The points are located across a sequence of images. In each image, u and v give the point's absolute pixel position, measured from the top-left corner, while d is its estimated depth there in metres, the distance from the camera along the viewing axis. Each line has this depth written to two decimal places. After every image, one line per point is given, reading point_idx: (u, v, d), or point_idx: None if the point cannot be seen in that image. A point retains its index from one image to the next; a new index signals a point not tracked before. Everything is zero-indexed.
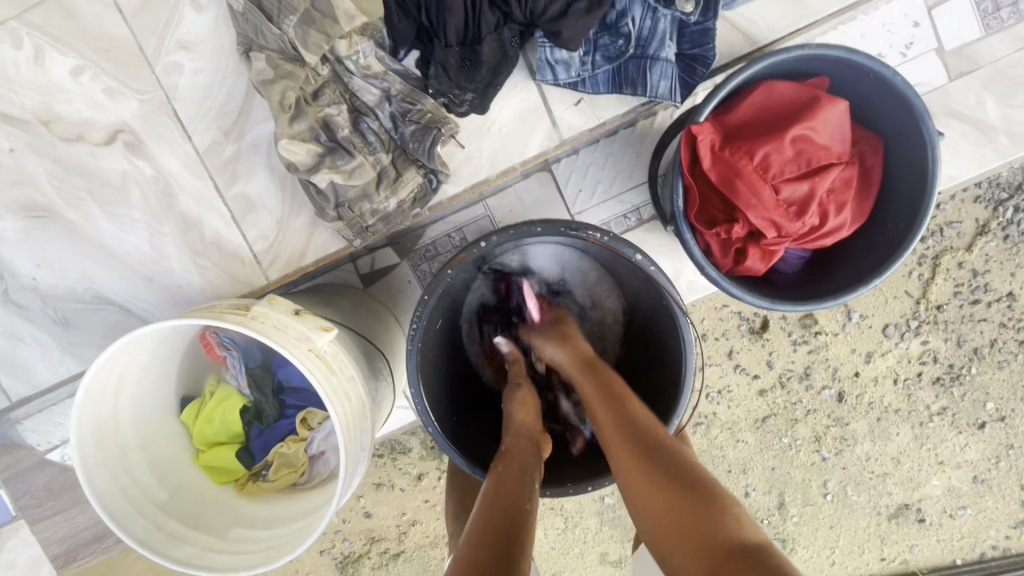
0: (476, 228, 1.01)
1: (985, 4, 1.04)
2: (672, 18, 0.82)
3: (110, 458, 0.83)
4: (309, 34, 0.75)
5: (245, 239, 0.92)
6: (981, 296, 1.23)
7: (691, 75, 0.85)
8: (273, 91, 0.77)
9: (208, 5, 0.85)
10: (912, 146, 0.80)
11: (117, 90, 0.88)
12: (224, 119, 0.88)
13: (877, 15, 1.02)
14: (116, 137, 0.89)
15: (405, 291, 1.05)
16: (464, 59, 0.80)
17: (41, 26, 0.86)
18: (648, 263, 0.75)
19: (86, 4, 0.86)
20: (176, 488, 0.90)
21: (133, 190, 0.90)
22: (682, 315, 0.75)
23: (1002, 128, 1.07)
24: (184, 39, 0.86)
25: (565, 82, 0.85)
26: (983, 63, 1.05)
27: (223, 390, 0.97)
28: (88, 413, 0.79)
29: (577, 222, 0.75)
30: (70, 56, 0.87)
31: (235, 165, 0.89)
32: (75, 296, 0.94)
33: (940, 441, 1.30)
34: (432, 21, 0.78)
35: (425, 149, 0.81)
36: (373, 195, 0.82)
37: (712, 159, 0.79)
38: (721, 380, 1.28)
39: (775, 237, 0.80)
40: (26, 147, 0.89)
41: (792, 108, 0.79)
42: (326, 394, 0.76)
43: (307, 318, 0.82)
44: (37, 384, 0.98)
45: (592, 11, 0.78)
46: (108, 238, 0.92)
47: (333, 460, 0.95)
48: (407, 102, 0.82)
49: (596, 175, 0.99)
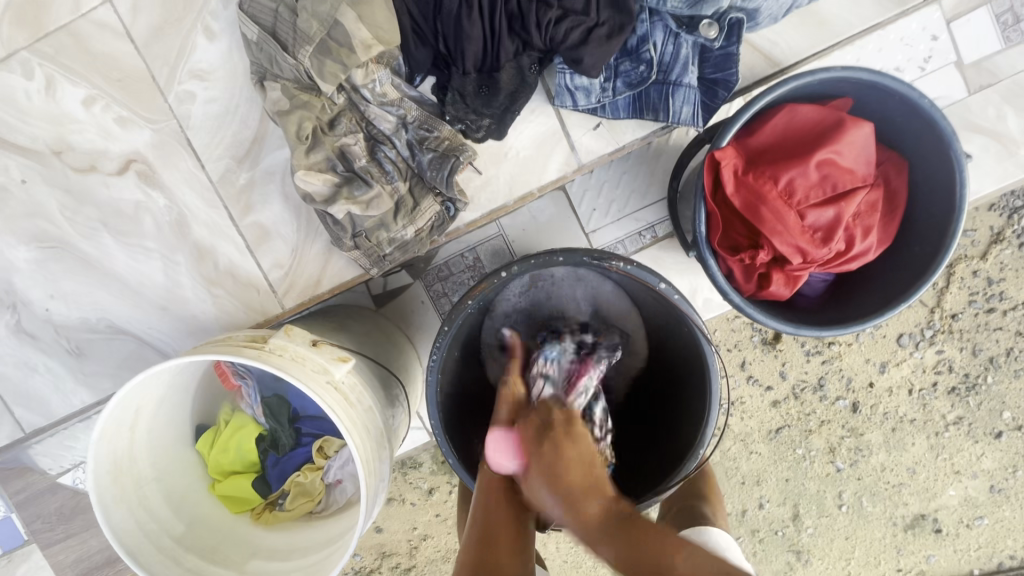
0: (490, 248, 1.00)
1: (1004, 17, 1.03)
2: (694, 43, 0.81)
3: (127, 493, 0.82)
4: (326, 64, 0.74)
5: (260, 268, 0.90)
6: (996, 304, 1.22)
7: (712, 99, 0.83)
8: (290, 122, 0.76)
9: (221, 33, 0.84)
10: (940, 169, 0.79)
11: (130, 120, 0.87)
12: (237, 148, 0.87)
13: (896, 29, 1.00)
14: (129, 167, 0.88)
15: (420, 313, 1.04)
16: (482, 86, 0.79)
17: (52, 57, 0.85)
18: (672, 292, 0.74)
19: (98, 33, 0.85)
20: (192, 520, 0.89)
21: (146, 221, 0.89)
22: (707, 344, 0.73)
23: (1022, 141, 1.05)
24: (197, 68, 0.85)
25: (584, 108, 0.84)
26: (1003, 76, 1.04)
27: (239, 419, 0.97)
28: (104, 448, 0.78)
29: (600, 251, 0.74)
30: (82, 86, 0.86)
31: (249, 194, 0.88)
32: (88, 326, 0.93)
33: (955, 451, 1.28)
34: (450, 48, 0.76)
35: (444, 177, 0.80)
36: (391, 224, 0.81)
37: (735, 184, 0.78)
38: (734, 392, 1.26)
39: (801, 263, 0.78)
40: (37, 177, 0.88)
41: (816, 132, 0.78)
42: (345, 428, 0.74)
43: (324, 349, 0.80)
44: (50, 415, 0.97)
45: (614, 37, 0.76)
46: (121, 266, 0.91)
47: (350, 489, 0.94)
48: (423, 129, 0.81)
49: (610, 194, 0.98)
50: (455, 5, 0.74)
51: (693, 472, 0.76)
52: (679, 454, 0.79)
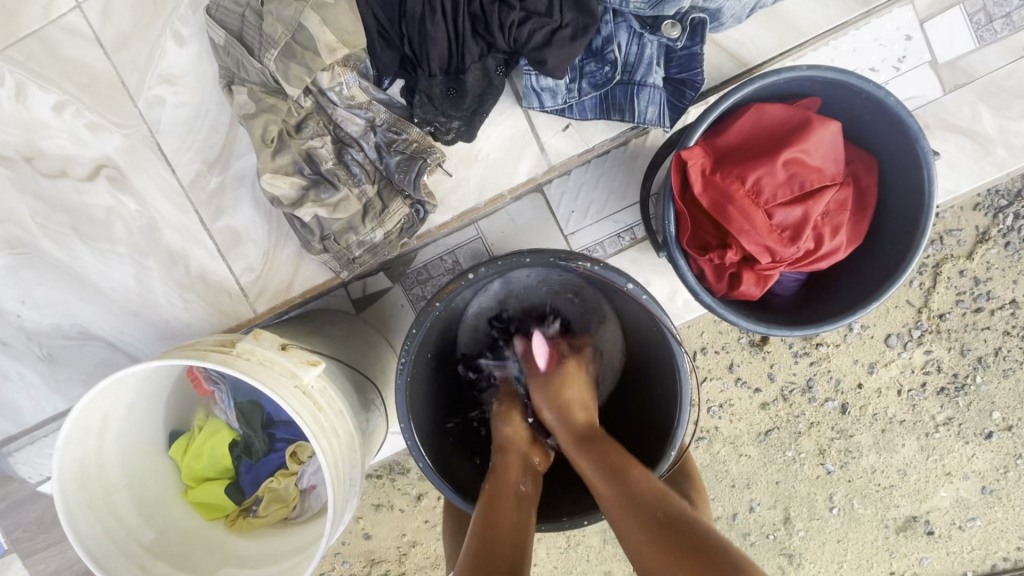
0: (469, 251, 1.00)
1: (977, 16, 1.03)
2: (658, 44, 0.81)
3: (95, 499, 0.81)
4: (290, 68, 0.74)
5: (231, 272, 0.90)
6: (984, 303, 1.21)
7: (680, 99, 0.83)
8: (256, 125, 0.76)
9: (190, 38, 0.84)
10: (907, 166, 0.79)
11: (100, 125, 0.87)
12: (208, 152, 0.87)
13: (869, 29, 1.00)
14: (99, 172, 0.88)
15: (398, 315, 1.03)
16: (449, 88, 0.79)
17: (22, 63, 0.85)
18: (640, 292, 0.73)
19: (67, 39, 0.85)
20: (163, 527, 0.88)
21: (117, 225, 0.89)
22: (676, 345, 0.73)
23: (999, 140, 1.05)
24: (167, 73, 0.85)
25: (551, 109, 0.84)
26: (978, 76, 1.04)
27: (212, 425, 0.97)
28: (71, 455, 0.77)
29: (566, 252, 0.73)
30: (52, 92, 0.86)
31: (220, 198, 0.88)
32: (61, 332, 0.93)
33: (946, 452, 1.27)
34: (414, 51, 0.76)
35: (411, 179, 0.80)
36: (359, 227, 0.81)
37: (703, 184, 0.78)
38: (722, 394, 1.26)
39: (770, 263, 0.78)
40: (9, 183, 0.88)
41: (783, 131, 0.78)
42: (311, 432, 0.74)
43: (292, 353, 0.80)
44: (23, 422, 0.97)
45: (578, 38, 0.77)
46: (94, 272, 0.91)
47: (324, 495, 0.93)
48: (392, 132, 0.81)
49: (588, 196, 0.97)
50: (419, 7, 0.75)
51: (666, 474, 0.76)
52: (651, 455, 0.79)
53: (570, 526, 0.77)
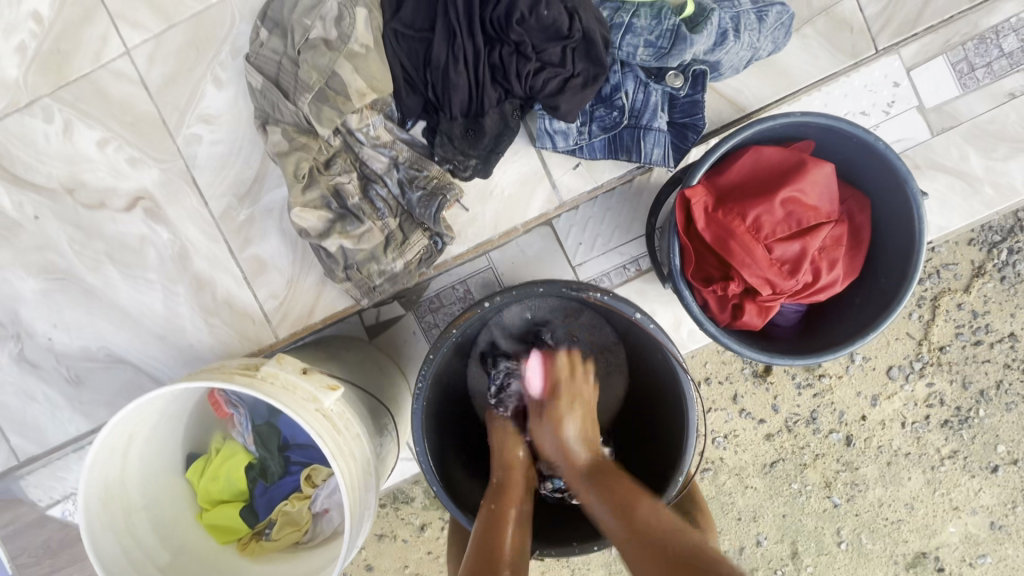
0: (480, 281, 1.04)
1: (961, 65, 1.10)
2: (663, 91, 0.88)
3: (115, 520, 0.83)
4: (323, 110, 0.81)
5: (255, 298, 0.94)
6: (983, 337, 1.24)
7: (683, 141, 0.89)
8: (288, 162, 0.82)
9: (228, 81, 0.91)
10: (898, 205, 0.83)
11: (139, 159, 0.93)
12: (239, 185, 0.93)
13: (858, 77, 1.07)
14: (136, 204, 0.93)
15: (410, 343, 1.07)
16: (468, 129, 0.84)
17: (71, 102, 0.92)
18: (647, 321, 0.78)
19: (115, 81, 0.92)
20: (178, 549, 0.90)
21: (150, 253, 0.94)
22: (683, 372, 0.76)
23: (986, 179, 1.11)
24: (205, 113, 0.92)
25: (563, 150, 0.90)
26: (963, 119, 1.10)
27: (229, 447, 0.99)
28: (97, 476, 0.79)
29: (577, 282, 0.77)
30: (97, 129, 0.92)
31: (248, 229, 0.93)
32: (88, 354, 0.96)
33: (953, 486, 1.28)
34: (438, 95, 0.82)
35: (431, 214, 0.85)
36: (381, 256, 0.85)
37: (705, 221, 0.83)
38: (727, 425, 1.28)
39: (770, 295, 0.82)
40: (50, 213, 0.93)
41: (780, 172, 0.83)
42: (332, 455, 0.76)
43: (315, 377, 0.83)
44: (46, 443, 0.99)
45: (588, 86, 0.83)
46: (124, 297, 0.95)
47: (337, 518, 0.95)
48: (413, 169, 0.87)
49: (595, 229, 1.02)
50: (443, 58, 0.81)
51: (674, 499, 0.78)
52: (660, 483, 0.81)
53: (580, 552, 0.77)
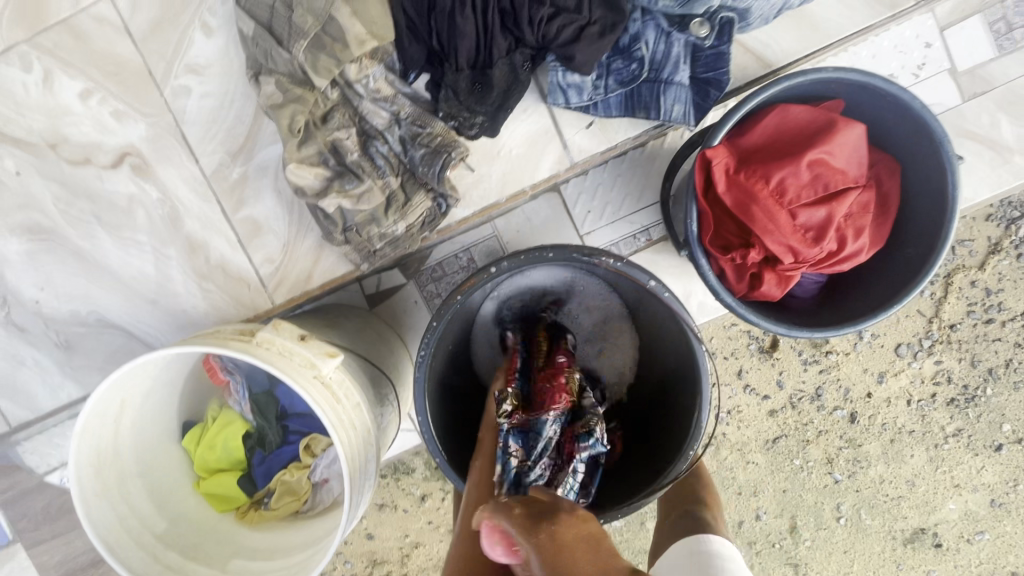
0: (485, 249, 0.99)
1: (997, 25, 1.03)
2: (687, 42, 0.81)
3: (109, 487, 0.81)
4: (320, 59, 0.74)
5: (251, 262, 0.90)
6: (994, 315, 1.21)
7: (704, 99, 0.83)
8: (283, 115, 0.76)
9: (218, 29, 0.85)
10: (930, 168, 0.79)
11: (125, 113, 0.87)
12: (231, 143, 0.87)
13: (888, 36, 1.01)
14: (123, 160, 0.88)
15: (411, 312, 1.03)
16: (476, 82, 0.79)
17: (51, 50, 0.86)
18: (662, 289, 0.74)
19: (96, 28, 0.86)
20: (175, 517, 0.88)
21: (139, 214, 0.89)
22: (697, 342, 0.73)
23: (1017, 149, 1.05)
24: (194, 63, 0.86)
25: (576, 106, 0.84)
26: (997, 84, 1.04)
27: (226, 416, 0.96)
28: (87, 443, 0.77)
29: (589, 248, 0.73)
30: (79, 80, 0.86)
31: (241, 189, 0.88)
32: (78, 320, 0.93)
33: (955, 464, 1.26)
34: (443, 45, 0.77)
35: (435, 173, 0.80)
36: (381, 219, 0.81)
37: (726, 183, 0.78)
38: (731, 401, 1.25)
39: (792, 263, 0.78)
40: (32, 170, 0.89)
41: (807, 132, 0.78)
42: (331, 424, 0.74)
43: (312, 344, 0.79)
44: (36, 409, 0.96)
45: (606, 35, 0.77)
46: (113, 260, 0.91)
47: (337, 488, 0.92)
48: (416, 126, 0.81)
49: (605, 197, 0.97)
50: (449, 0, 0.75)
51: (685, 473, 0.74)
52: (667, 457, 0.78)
53: None
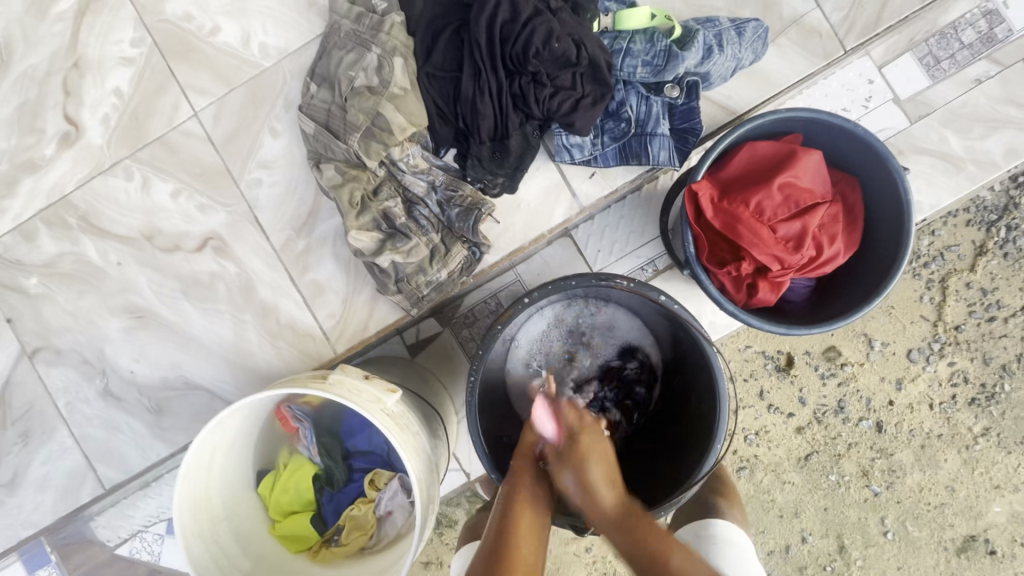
0: (509, 292, 1.13)
1: (927, 59, 1.21)
2: (663, 102, 1.00)
3: (203, 528, 0.91)
4: (371, 145, 0.93)
5: (315, 319, 1.04)
6: (995, 312, 1.31)
7: (684, 145, 1.01)
8: (343, 193, 0.94)
9: (283, 130, 1.05)
10: (885, 180, 0.93)
11: (208, 205, 1.05)
12: (296, 221, 1.04)
13: (835, 78, 1.20)
14: (207, 244, 1.05)
15: (452, 354, 1.16)
16: (495, 151, 0.97)
17: (149, 161, 1.06)
18: (671, 303, 0.86)
19: (185, 140, 1.06)
20: (257, 557, 0.97)
21: (220, 287, 1.05)
22: (708, 344, 0.85)
23: (969, 158, 1.21)
24: (264, 159, 1.05)
25: (580, 161, 1.02)
26: (937, 106, 1.21)
27: (296, 460, 1.06)
28: (188, 485, 0.88)
29: (605, 273, 0.87)
30: (171, 182, 1.06)
31: (307, 257, 1.04)
32: (167, 384, 1.06)
33: (990, 463, 1.32)
34: (468, 124, 0.95)
35: (469, 227, 0.96)
36: (427, 268, 0.96)
37: (713, 210, 0.92)
38: (757, 422, 1.33)
39: (780, 270, 0.91)
40: (132, 260, 1.06)
41: (774, 162, 0.94)
42: (400, 448, 0.85)
43: (376, 382, 0.93)
44: (128, 470, 1.08)
45: (597, 103, 0.95)
46: (198, 328, 1.06)
47: (400, 520, 1.01)
48: (449, 190, 0.98)
49: (610, 237, 1.12)
50: (471, 91, 0.93)
51: (716, 467, 0.82)
52: (694, 454, 0.87)
53: None
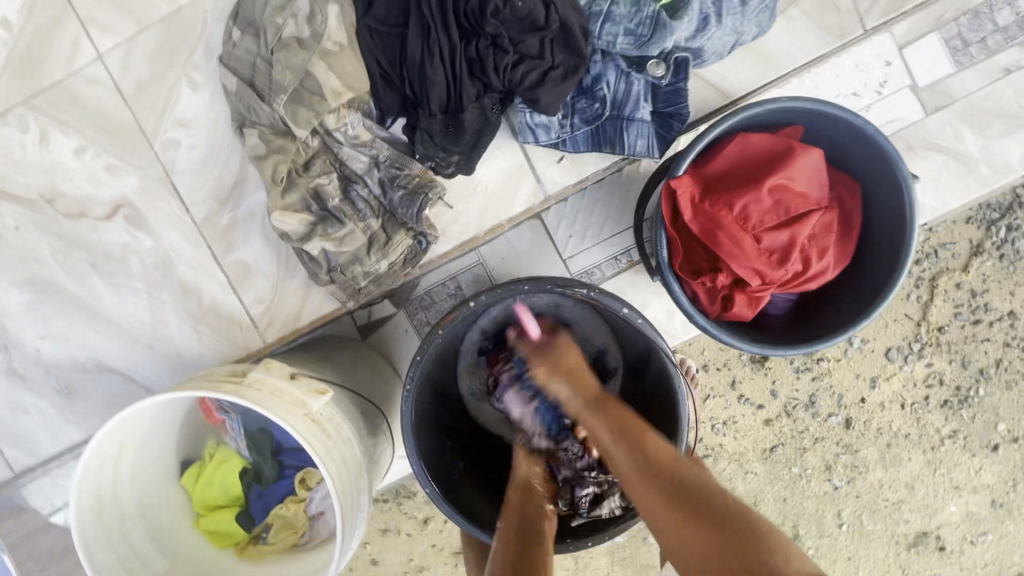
0: (471, 276, 1.02)
1: (954, 41, 1.07)
2: (645, 82, 0.85)
3: (110, 529, 0.84)
4: (299, 111, 0.79)
5: (242, 304, 0.94)
6: (982, 316, 1.23)
7: (668, 131, 0.87)
8: (266, 165, 0.81)
9: (204, 83, 0.89)
10: (889, 188, 0.82)
11: (118, 167, 0.91)
12: (220, 191, 0.91)
13: (848, 57, 1.05)
14: (117, 212, 0.92)
15: (402, 340, 1.05)
16: (448, 126, 0.83)
17: (47, 111, 0.90)
18: (635, 316, 0.77)
19: (88, 88, 0.90)
20: (175, 557, 0.90)
21: (134, 261, 0.93)
22: (675, 368, 0.76)
23: (982, 158, 1.09)
24: (182, 117, 0.90)
25: (545, 144, 0.88)
26: (958, 97, 1.08)
27: (223, 453, 0.98)
28: (87, 487, 0.79)
29: (563, 279, 0.77)
30: (73, 137, 0.91)
31: (231, 235, 0.92)
32: (78, 365, 0.96)
33: (953, 465, 1.28)
34: (416, 92, 0.81)
35: (413, 214, 0.83)
36: (364, 259, 0.84)
37: (692, 211, 0.81)
38: (726, 411, 1.27)
39: (760, 285, 0.81)
40: (31, 224, 0.92)
41: (767, 159, 0.82)
42: (321, 460, 0.76)
43: (302, 382, 0.83)
44: (39, 454, 0.99)
45: (568, 78, 0.81)
46: (110, 306, 0.94)
47: (332, 521, 0.94)
48: (395, 168, 0.85)
49: (586, 221, 1.00)
50: (419, 53, 0.79)
51: None
52: None
53: (575, 547, 0.77)
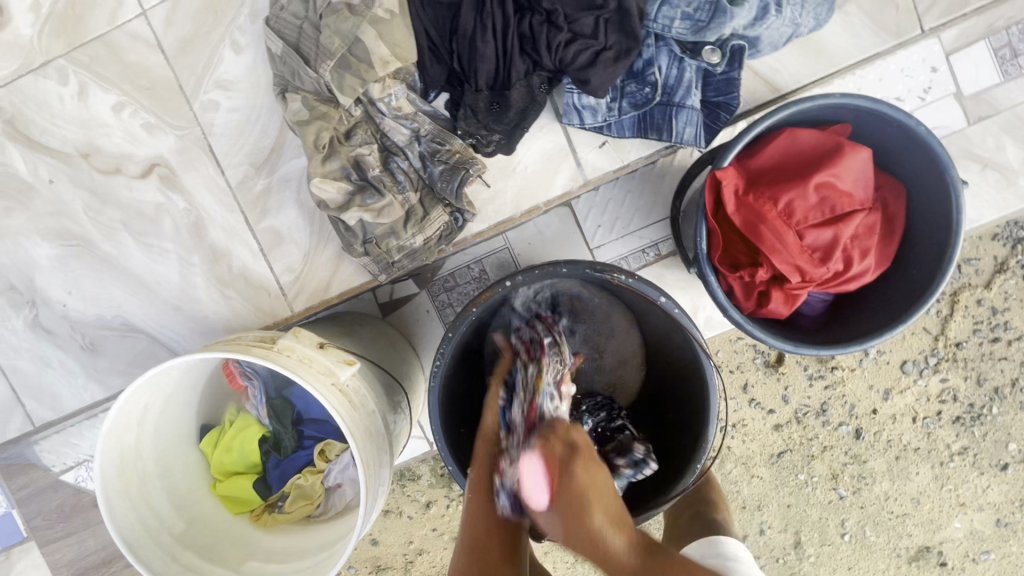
0: (496, 260, 1.01)
1: (1003, 51, 1.04)
2: (698, 67, 0.85)
3: (131, 487, 0.83)
4: (345, 78, 0.78)
5: (271, 271, 0.93)
6: (1001, 334, 1.21)
7: (714, 121, 0.88)
8: (309, 132, 0.80)
9: (247, 46, 0.89)
10: (936, 192, 0.81)
11: (155, 125, 0.91)
12: (257, 155, 0.91)
13: (895, 60, 1.03)
14: (152, 170, 0.91)
15: (422, 320, 1.05)
16: (493, 102, 0.82)
17: (87, 64, 0.90)
18: (672, 306, 0.75)
19: (131, 43, 0.89)
20: (193, 518, 0.90)
21: (165, 222, 0.92)
22: (705, 357, 0.74)
23: (1021, 172, 1.07)
24: (222, 79, 0.89)
25: (590, 126, 0.88)
26: (1001, 108, 1.06)
27: (243, 420, 0.98)
28: (112, 442, 0.79)
29: (601, 263, 0.75)
30: (113, 93, 0.90)
31: (266, 200, 0.91)
32: (103, 323, 0.96)
33: (961, 482, 1.26)
34: (463, 67, 0.80)
35: (453, 188, 0.83)
36: (401, 232, 0.84)
37: (735, 203, 0.80)
38: (736, 414, 1.25)
39: (799, 282, 0.80)
40: (65, 178, 0.92)
41: (815, 156, 0.80)
42: (348, 430, 0.75)
43: (331, 352, 0.82)
44: (60, 408, 0.99)
45: (620, 60, 0.80)
46: (139, 266, 0.94)
47: (349, 493, 0.95)
48: (435, 143, 0.84)
49: (615, 212, 0.99)
50: (471, 25, 0.78)
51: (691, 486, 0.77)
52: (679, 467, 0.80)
53: None
